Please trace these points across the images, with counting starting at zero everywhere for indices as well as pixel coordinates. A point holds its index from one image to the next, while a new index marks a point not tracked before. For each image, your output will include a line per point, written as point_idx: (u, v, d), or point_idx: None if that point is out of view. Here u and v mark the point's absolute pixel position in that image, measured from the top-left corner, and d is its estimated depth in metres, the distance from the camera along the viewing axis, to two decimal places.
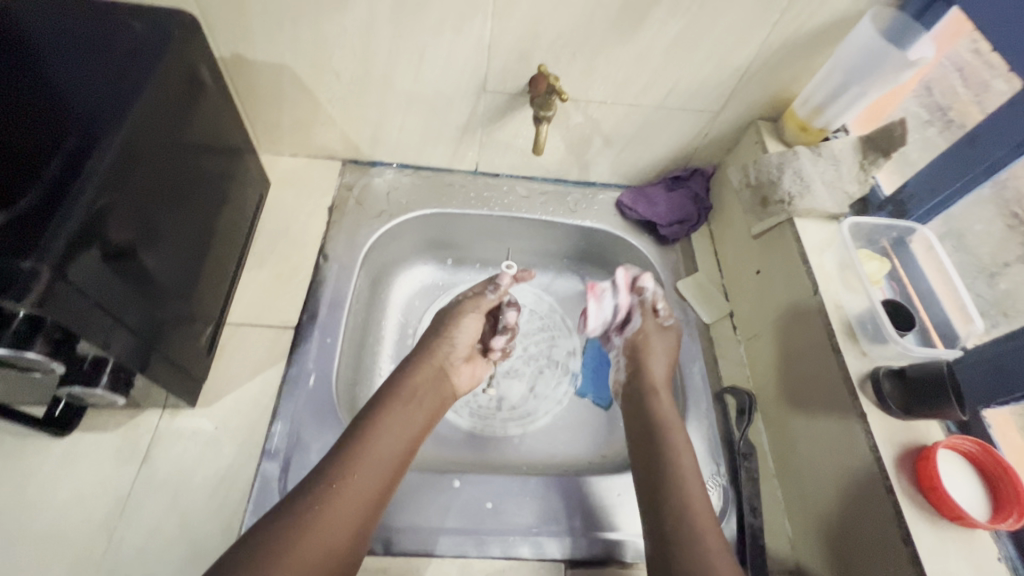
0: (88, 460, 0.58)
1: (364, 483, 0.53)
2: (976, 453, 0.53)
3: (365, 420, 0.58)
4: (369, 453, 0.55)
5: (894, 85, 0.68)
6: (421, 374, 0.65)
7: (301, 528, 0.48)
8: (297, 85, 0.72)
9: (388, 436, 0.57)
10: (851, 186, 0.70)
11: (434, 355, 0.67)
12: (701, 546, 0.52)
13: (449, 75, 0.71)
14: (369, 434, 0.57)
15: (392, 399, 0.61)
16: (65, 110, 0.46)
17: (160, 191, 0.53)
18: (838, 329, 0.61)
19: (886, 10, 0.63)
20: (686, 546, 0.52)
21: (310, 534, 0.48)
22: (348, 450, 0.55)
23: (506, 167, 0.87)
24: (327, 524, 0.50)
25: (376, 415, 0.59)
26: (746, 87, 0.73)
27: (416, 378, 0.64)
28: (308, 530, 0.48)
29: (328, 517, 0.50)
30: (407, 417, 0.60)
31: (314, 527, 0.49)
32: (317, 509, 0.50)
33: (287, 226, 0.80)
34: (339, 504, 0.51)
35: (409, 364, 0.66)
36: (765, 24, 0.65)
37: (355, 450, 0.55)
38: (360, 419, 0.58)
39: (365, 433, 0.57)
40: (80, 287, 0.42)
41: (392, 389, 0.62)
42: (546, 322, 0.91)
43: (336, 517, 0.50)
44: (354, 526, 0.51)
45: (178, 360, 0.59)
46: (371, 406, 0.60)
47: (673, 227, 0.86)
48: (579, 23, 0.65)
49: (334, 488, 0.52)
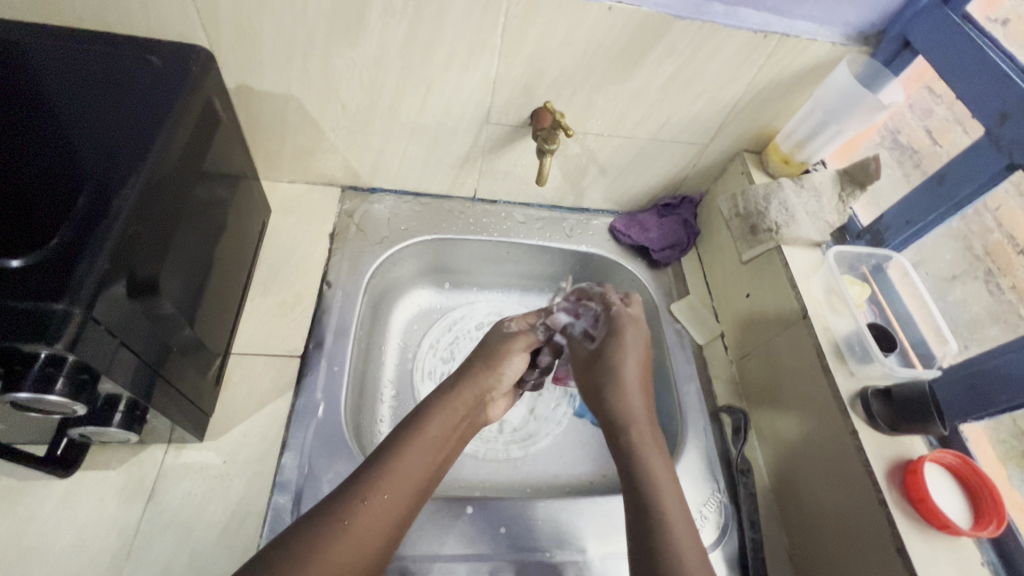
0: (92, 499, 0.57)
1: (392, 503, 0.54)
2: (957, 465, 0.58)
3: (403, 439, 0.58)
4: (398, 471, 0.55)
5: (870, 123, 0.73)
6: (458, 402, 0.64)
7: (327, 540, 0.49)
8: (302, 116, 0.73)
9: (420, 456, 0.58)
10: (832, 216, 0.75)
11: (470, 382, 0.66)
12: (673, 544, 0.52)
13: (452, 108, 0.73)
14: (403, 453, 0.57)
15: (427, 419, 0.61)
16: (84, 147, 0.46)
17: (173, 222, 0.52)
18: (828, 351, 0.65)
19: (860, 57, 0.69)
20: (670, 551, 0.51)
21: (333, 549, 0.49)
22: (379, 467, 0.55)
23: (504, 194, 0.90)
24: (353, 539, 0.50)
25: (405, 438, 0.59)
26: (732, 122, 0.78)
27: (454, 407, 0.63)
28: (333, 543, 0.49)
29: (355, 533, 0.50)
30: (439, 437, 0.60)
31: (339, 541, 0.49)
32: (345, 526, 0.50)
33: (289, 254, 0.80)
34: (364, 519, 0.51)
35: (445, 386, 0.66)
36: (751, 67, 0.69)
37: (387, 468, 0.55)
38: (394, 439, 0.59)
39: (398, 451, 0.57)
40: (106, 326, 0.42)
41: (426, 408, 0.63)
42: None
43: (360, 533, 0.51)
44: (376, 547, 0.51)
45: (188, 394, 0.58)
46: (407, 424, 0.61)
47: (665, 252, 0.90)
48: (580, 62, 0.67)
49: (363, 504, 0.52)
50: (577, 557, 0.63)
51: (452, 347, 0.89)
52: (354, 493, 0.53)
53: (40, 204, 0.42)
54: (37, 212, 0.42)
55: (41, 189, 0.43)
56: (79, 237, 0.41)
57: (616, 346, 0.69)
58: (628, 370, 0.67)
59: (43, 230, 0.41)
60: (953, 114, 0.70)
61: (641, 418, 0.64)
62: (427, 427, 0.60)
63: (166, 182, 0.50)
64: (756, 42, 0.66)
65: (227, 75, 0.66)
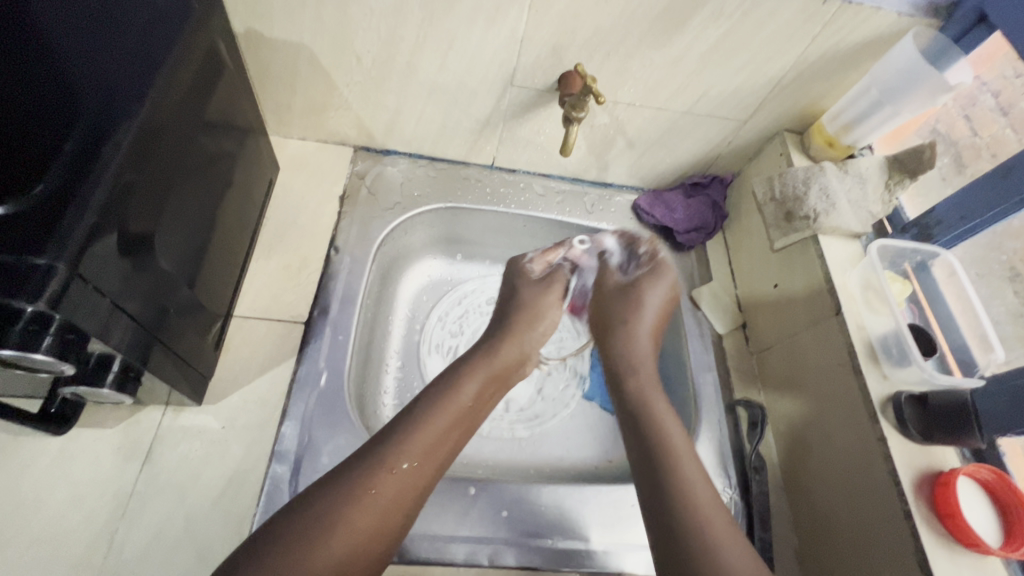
0: (86, 458, 0.55)
1: (417, 469, 0.52)
2: (992, 482, 0.54)
3: (431, 403, 0.56)
4: (425, 438, 0.53)
5: (929, 107, 0.67)
6: (501, 360, 0.65)
7: (354, 509, 0.48)
8: (314, 68, 0.68)
9: (446, 423, 0.55)
10: (876, 206, 0.70)
11: (511, 338, 0.67)
12: (678, 474, 0.52)
13: (475, 67, 0.68)
14: (428, 417, 0.55)
15: (458, 385, 0.59)
16: (72, 82, 0.41)
17: (172, 174, 0.49)
18: (861, 351, 0.61)
19: (928, 30, 0.63)
20: (674, 481, 0.52)
21: (356, 514, 0.48)
22: (406, 433, 0.53)
23: (523, 164, 0.85)
24: (378, 505, 0.49)
25: (429, 405, 0.56)
26: (777, 98, 0.72)
27: (496, 363, 0.64)
28: (358, 511, 0.48)
29: (380, 499, 0.49)
30: (469, 404, 0.59)
31: (365, 508, 0.48)
32: (372, 493, 0.49)
33: (297, 215, 0.76)
34: (391, 487, 0.50)
35: (485, 349, 0.65)
36: (806, 36, 0.63)
37: (413, 434, 0.53)
38: (421, 403, 0.56)
39: (424, 417, 0.55)
40: (95, 284, 0.39)
41: (456, 373, 0.61)
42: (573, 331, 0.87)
43: (386, 501, 0.49)
44: (399, 516, 0.50)
45: (186, 356, 0.56)
46: (434, 388, 0.58)
47: (690, 234, 0.86)
48: (618, 23, 0.61)
49: (389, 474, 0.50)
50: (580, 544, 0.61)
51: (461, 320, 0.86)
52: (381, 460, 0.51)
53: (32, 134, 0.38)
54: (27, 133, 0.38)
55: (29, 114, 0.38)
56: (70, 180, 0.38)
57: (647, 283, 0.71)
58: (653, 303, 0.69)
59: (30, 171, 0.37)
60: (998, 102, 0.70)
61: (646, 366, 0.64)
62: (460, 393, 0.59)
63: (164, 130, 0.46)
64: (814, 9, 0.60)
65: (234, 18, 0.61)
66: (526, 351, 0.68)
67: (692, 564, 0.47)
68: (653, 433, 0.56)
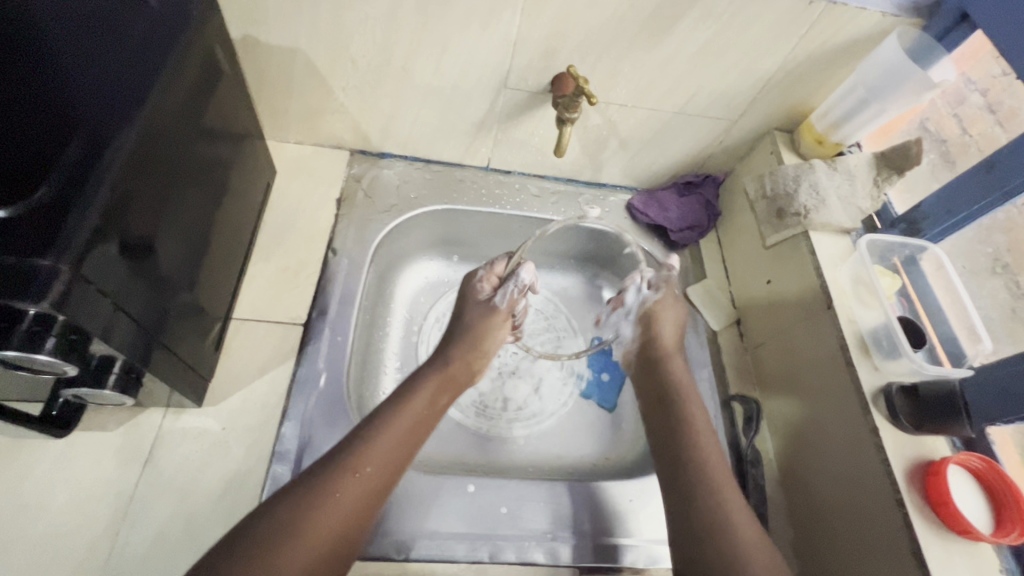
0: (87, 461, 0.56)
1: (380, 472, 0.53)
2: (982, 470, 0.55)
3: (378, 417, 0.57)
4: (385, 440, 0.55)
5: (915, 104, 0.69)
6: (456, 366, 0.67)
7: (318, 512, 0.49)
8: (310, 72, 0.69)
9: (410, 426, 0.58)
10: (865, 202, 0.71)
11: (462, 350, 0.68)
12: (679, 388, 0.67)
13: (469, 71, 0.69)
14: (390, 423, 0.57)
15: (417, 390, 0.62)
16: (73, 90, 0.43)
17: (172, 180, 0.50)
18: (851, 344, 0.62)
19: (911, 30, 0.64)
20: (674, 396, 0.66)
21: (322, 518, 0.49)
22: (368, 438, 0.55)
23: (518, 165, 0.86)
24: (342, 509, 0.50)
25: (391, 412, 0.58)
26: (765, 97, 0.74)
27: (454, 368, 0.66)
28: (323, 512, 0.49)
29: (345, 502, 0.50)
30: (424, 411, 0.60)
31: (329, 510, 0.49)
32: (336, 496, 0.50)
33: (294, 218, 0.77)
34: (354, 490, 0.51)
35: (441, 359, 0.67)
36: (793, 35, 0.64)
37: (372, 442, 0.54)
38: (381, 411, 0.58)
39: (380, 427, 0.56)
40: (98, 287, 0.40)
41: (413, 383, 0.63)
42: (572, 326, 0.90)
43: (349, 503, 0.50)
44: (363, 513, 0.51)
45: (187, 359, 0.56)
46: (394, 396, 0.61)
47: (683, 233, 0.86)
48: (609, 25, 0.63)
49: (352, 477, 0.52)
50: (618, 540, 0.63)
51: None
52: (345, 465, 0.52)
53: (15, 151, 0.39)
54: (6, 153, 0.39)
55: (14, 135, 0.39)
56: (70, 185, 0.38)
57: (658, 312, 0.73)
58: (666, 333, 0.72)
59: (45, 161, 0.39)
60: (987, 101, 0.71)
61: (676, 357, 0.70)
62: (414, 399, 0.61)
63: (164, 133, 0.47)
64: (800, 9, 0.61)
65: (231, 24, 0.62)
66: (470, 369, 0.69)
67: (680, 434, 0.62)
68: (699, 483, 0.56)
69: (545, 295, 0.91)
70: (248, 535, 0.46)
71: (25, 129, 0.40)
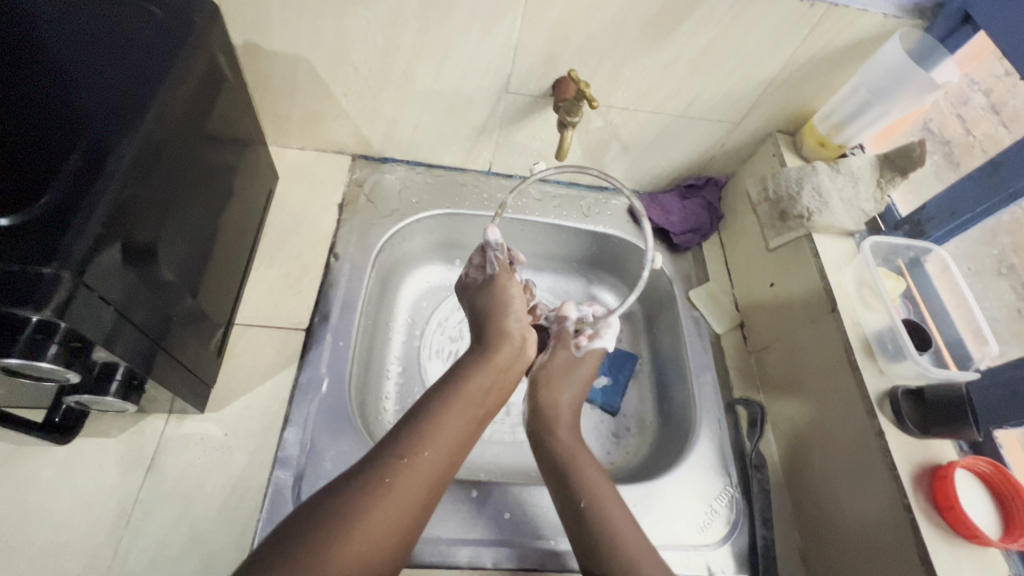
0: (90, 467, 0.56)
1: (434, 460, 0.53)
2: (989, 474, 0.55)
3: (428, 408, 0.57)
4: (439, 429, 0.55)
5: (918, 106, 0.68)
6: (502, 352, 0.66)
7: (374, 500, 0.49)
8: (312, 77, 0.69)
9: (461, 416, 0.58)
10: (868, 204, 0.71)
11: (500, 334, 0.67)
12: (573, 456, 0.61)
13: (470, 77, 0.69)
14: (442, 413, 0.57)
15: (467, 377, 0.61)
16: (75, 99, 0.43)
17: (174, 188, 0.50)
18: (856, 347, 0.62)
19: (913, 31, 0.64)
20: (571, 461, 0.61)
21: (378, 504, 0.49)
22: (419, 428, 0.55)
23: (519, 169, 0.86)
24: (396, 496, 0.50)
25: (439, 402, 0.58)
26: (767, 99, 0.73)
27: (501, 356, 0.65)
28: (377, 499, 0.49)
29: (400, 489, 0.50)
30: (477, 399, 0.60)
31: (383, 497, 0.49)
32: (388, 484, 0.50)
33: (296, 224, 0.77)
34: (409, 477, 0.51)
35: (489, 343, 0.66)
36: (794, 38, 0.64)
37: (425, 431, 0.55)
38: (434, 399, 0.58)
39: (431, 418, 0.56)
40: (101, 294, 0.40)
41: (463, 369, 0.63)
42: None
43: (404, 491, 0.50)
44: (419, 501, 0.51)
45: (189, 365, 0.56)
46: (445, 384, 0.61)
47: (685, 236, 0.86)
48: (609, 29, 0.63)
49: (405, 464, 0.52)
50: None
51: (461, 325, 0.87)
52: (395, 452, 0.52)
53: (21, 156, 0.39)
54: (13, 158, 0.39)
55: (19, 141, 0.40)
56: (72, 194, 0.38)
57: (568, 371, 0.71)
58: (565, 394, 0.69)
59: (46, 170, 0.39)
60: (990, 101, 0.69)
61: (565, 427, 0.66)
62: (467, 386, 0.60)
63: (167, 142, 0.47)
64: (802, 12, 0.61)
65: (233, 31, 0.62)
66: (518, 351, 0.67)
67: (584, 500, 0.57)
68: (606, 554, 0.53)
69: (548, 298, 0.91)
70: (296, 530, 0.46)
71: (27, 139, 0.40)
